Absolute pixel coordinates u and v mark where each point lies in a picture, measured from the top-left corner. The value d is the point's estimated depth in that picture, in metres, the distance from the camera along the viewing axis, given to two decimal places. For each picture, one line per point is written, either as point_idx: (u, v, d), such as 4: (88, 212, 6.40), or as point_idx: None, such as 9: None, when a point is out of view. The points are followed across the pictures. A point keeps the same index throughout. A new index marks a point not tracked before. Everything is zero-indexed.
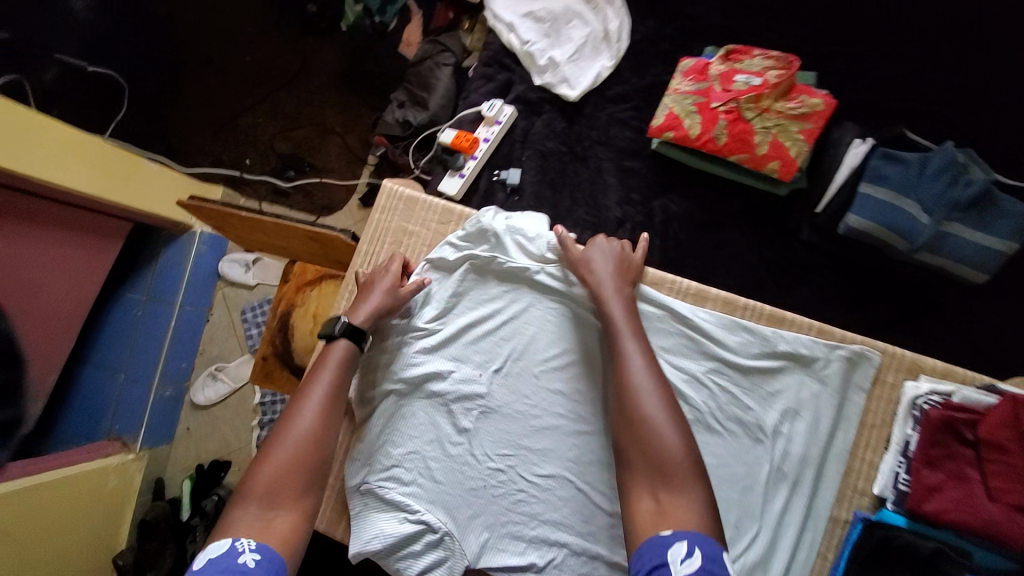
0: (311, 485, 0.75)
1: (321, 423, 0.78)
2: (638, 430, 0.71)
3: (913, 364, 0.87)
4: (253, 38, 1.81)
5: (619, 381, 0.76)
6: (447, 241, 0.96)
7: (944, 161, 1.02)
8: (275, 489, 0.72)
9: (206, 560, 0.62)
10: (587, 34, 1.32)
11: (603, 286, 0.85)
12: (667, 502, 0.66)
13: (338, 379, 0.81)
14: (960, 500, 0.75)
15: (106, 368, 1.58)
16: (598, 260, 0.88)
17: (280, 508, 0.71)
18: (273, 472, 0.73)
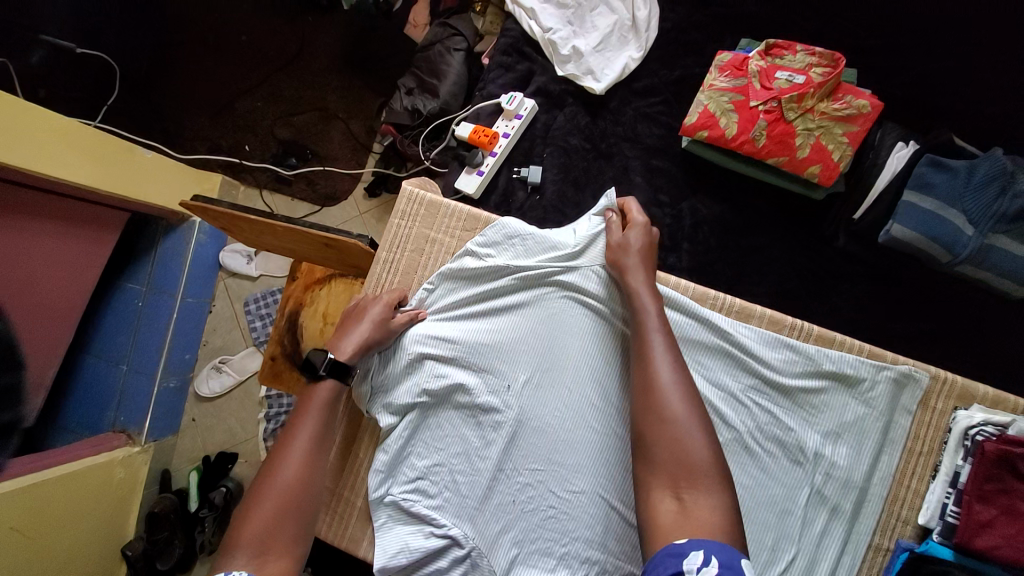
0: (303, 524, 0.69)
1: (309, 462, 0.73)
2: (658, 428, 0.65)
3: (963, 391, 0.83)
4: (252, 18, 1.71)
5: (644, 381, 0.69)
6: (466, 249, 0.90)
7: (991, 170, 0.95)
8: (267, 536, 0.66)
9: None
10: (614, 22, 1.23)
11: (634, 281, 0.79)
12: (686, 499, 0.60)
13: (324, 422, 0.76)
14: (1013, 537, 0.71)
15: (111, 357, 1.51)
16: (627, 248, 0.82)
17: (273, 549, 0.65)
18: (265, 517, 0.67)
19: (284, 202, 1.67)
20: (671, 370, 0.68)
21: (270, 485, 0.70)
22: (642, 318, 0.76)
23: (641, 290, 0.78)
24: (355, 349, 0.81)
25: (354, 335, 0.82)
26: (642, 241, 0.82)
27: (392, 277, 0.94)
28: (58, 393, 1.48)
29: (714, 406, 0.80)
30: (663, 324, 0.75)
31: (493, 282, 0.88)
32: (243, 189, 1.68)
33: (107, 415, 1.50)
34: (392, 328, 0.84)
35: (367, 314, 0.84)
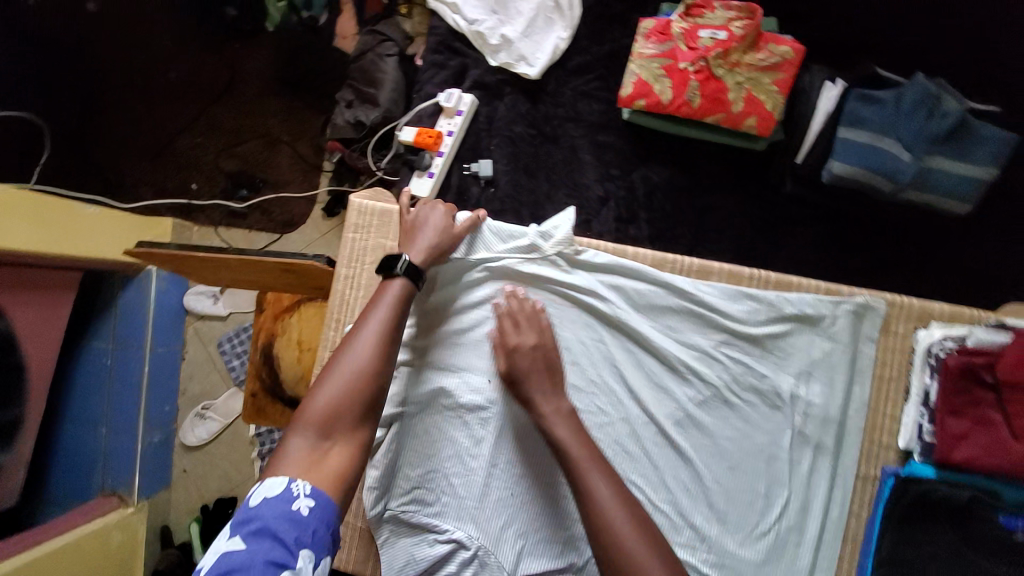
0: (370, 415, 0.67)
1: (381, 354, 0.70)
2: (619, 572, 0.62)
3: (922, 311, 0.86)
4: (175, 52, 1.65)
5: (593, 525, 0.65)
6: None
7: (917, 95, 0.99)
8: (329, 422, 0.64)
9: (262, 499, 0.58)
10: (538, 5, 1.23)
11: (543, 404, 0.75)
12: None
13: (396, 312, 0.73)
14: (987, 446, 0.75)
15: (87, 422, 1.46)
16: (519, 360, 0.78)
17: (336, 439, 0.64)
18: (331, 401, 0.65)
19: (241, 235, 1.64)
20: (620, 511, 0.65)
21: (338, 367, 0.68)
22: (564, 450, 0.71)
23: (552, 419, 0.74)
24: (427, 254, 0.80)
25: (425, 240, 0.81)
26: (535, 362, 0.78)
27: (357, 293, 0.93)
28: (39, 466, 1.43)
29: (688, 366, 0.83)
30: (593, 454, 0.70)
31: (465, 277, 0.88)
32: (197, 228, 1.65)
33: (95, 479, 1.46)
34: (457, 233, 0.84)
35: (435, 222, 0.83)
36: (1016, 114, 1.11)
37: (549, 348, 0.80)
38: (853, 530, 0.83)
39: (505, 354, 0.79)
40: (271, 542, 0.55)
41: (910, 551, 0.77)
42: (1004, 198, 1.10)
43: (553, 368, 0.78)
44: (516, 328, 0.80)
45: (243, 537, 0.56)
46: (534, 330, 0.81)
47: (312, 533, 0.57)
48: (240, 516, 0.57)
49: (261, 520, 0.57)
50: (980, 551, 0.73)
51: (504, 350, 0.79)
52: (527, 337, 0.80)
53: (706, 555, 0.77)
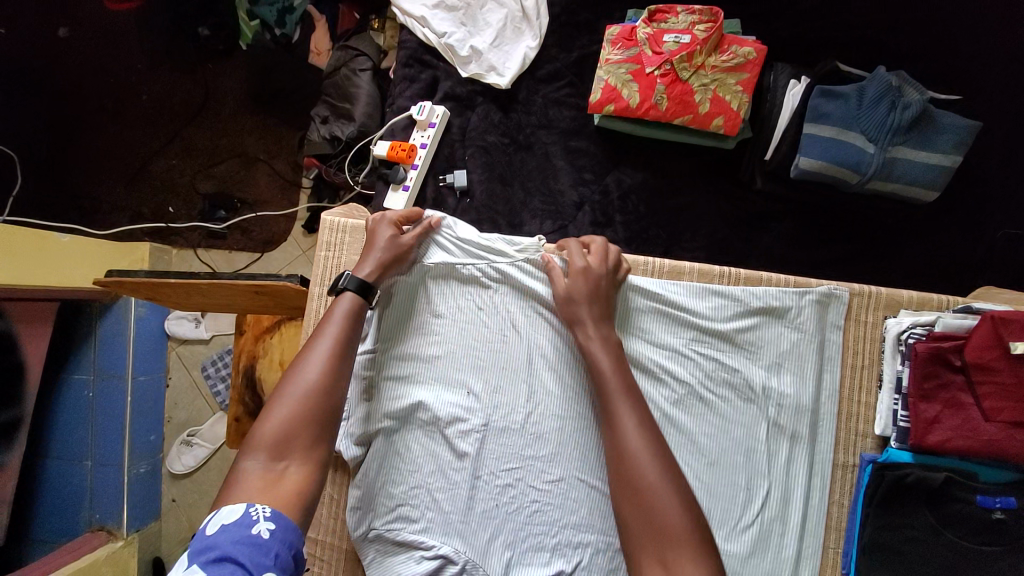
0: (324, 433, 0.67)
1: (331, 368, 0.70)
2: (635, 487, 0.64)
3: (891, 300, 0.87)
4: (147, 76, 1.64)
5: (614, 447, 0.68)
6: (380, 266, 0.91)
7: (879, 88, 1.01)
8: (283, 442, 0.64)
9: (218, 527, 0.55)
10: (505, 15, 1.23)
11: (585, 327, 0.78)
12: (671, 563, 0.59)
13: (345, 332, 0.74)
14: (959, 427, 0.77)
15: (72, 457, 1.43)
16: (575, 285, 0.81)
17: (291, 457, 0.64)
18: (284, 422, 0.65)
19: (222, 255, 1.63)
20: (637, 433, 0.67)
21: (289, 386, 0.68)
22: (602, 377, 0.74)
23: (591, 344, 0.77)
24: (376, 267, 0.81)
25: (373, 255, 0.83)
26: (589, 287, 0.80)
27: None
28: (23, 502, 1.40)
29: (661, 367, 0.83)
30: (623, 383, 0.73)
31: (438, 292, 0.88)
32: (176, 251, 1.63)
33: (81, 514, 1.43)
34: (406, 243, 0.85)
35: (379, 236, 0.84)
36: (974, 103, 1.14)
37: (603, 279, 0.81)
38: (836, 518, 0.84)
39: (569, 276, 0.82)
40: (232, 566, 0.51)
41: (891, 535, 0.79)
42: (968, 183, 1.13)
43: (609, 296, 0.81)
44: (578, 256, 0.82)
45: (199, 565, 0.51)
46: (604, 262, 0.82)
47: (275, 555, 0.54)
48: (195, 546, 0.53)
49: (218, 547, 0.52)
50: (957, 530, 0.77)
51: (569, 274, 0.82)
52: (594, 266, 0.82)
53: None
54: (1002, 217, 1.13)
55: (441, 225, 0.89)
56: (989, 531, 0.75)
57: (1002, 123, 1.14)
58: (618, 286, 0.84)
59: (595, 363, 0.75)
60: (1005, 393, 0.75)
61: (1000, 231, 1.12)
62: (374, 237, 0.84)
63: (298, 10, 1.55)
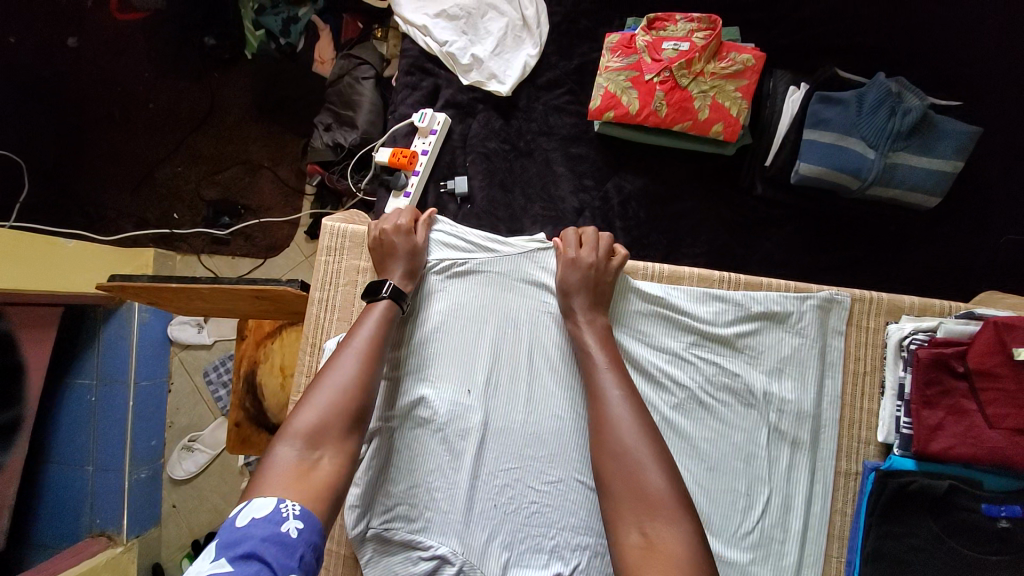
0: (355, 427, 0.69)
1: (365, 368, 0.73)
2: (616, 455, 0.67)
3: (892, 305, 0.86)
4: (154, 85, 1.66)
5: (598, 416, 0.71)
6: None
7: (879, 94, 1.02)
8: (319, 437, 0.66)
9: (249, 519, 0.55)
10: (505, 24, 1.25)
11: (576, 310, 0.81)
12: (650, 532, 0.60)
13: (381, 330, 0.77)
14: (963, 434, 0.76)
15: (74, 462, 1.44)
16: (570, 275, 0.82)
17: (325, 447, 0.65)
18: (321, 414, 0.67)
19: (224, 261, 1.64)
20: (624, 405, 0.70)
21: (324, 381, 0.71)
22: (590, 357, 0.78)
23: (584, 328, 0.80)
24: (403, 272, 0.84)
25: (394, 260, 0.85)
26: (578, 277, 0.81)
27: (332, 316, 0.91)
28: (26, 507, 1.40)
29: (661, 371, 0.82)
30: (610, 362, 0.76)
31: (437, 290, 0.88)
32: (180, 257, 1.64)
33: (82, 519, 1.43)
34: (421, 245, 0.87)
35: (399, 244, 0.86)
36: (974, 108, 1.14)
37: (596, 267, 0.82)
38: (840, 528, 0.82)
39: (563, 265, 0.83)
40: (258, 565, 0.50)
41: (895, 545, 0.78)
42: (970, 188, 1.13)
43: (602, 287, 0.82)
44: (575, 246, 0.84)
45: (227, 559, 0.51)
46: (595, 251, 0.83)
47: (300, 556, 0.53)
48: (225, 537, 0.53)
49: (248, 542, 0.52)
50: (961, 539, 0.76)
51: (561, 264, 0.83)
52: (586, 255, 0.83)
53: None
54: (1006, 223, 1.12)
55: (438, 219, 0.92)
56: (994, 541, 0.75)
57: (1003, 129, 1.13)
58: (613, 278, 0.84)
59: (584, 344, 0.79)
60: (1009, 398, 0.74)
61: (1004, 236, 1.12)
62: (385, 239, 0.85)
63: (302, 19, 1.58)
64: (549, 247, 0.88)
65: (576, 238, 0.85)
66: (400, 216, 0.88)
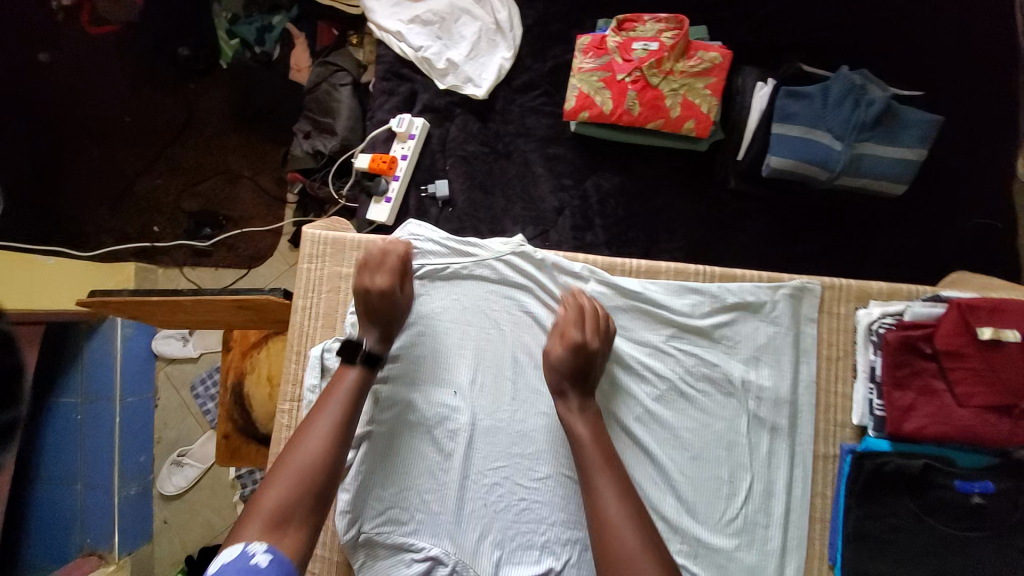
0: (319, 504, 0.71)
1: (331, 446, 0.73)
2: (613, 556, 0.67)
3: (861, 291, 0.87)
4: (131, 99, 1.65)
5: (594, 515, 0.70)
6: None
7: (842, 87, 1.06)
8: (281, 519, 0.67)
9: (217, 566, 0.62)
10: (479, 28, 1.27)
11: (568, 398, 0.79)
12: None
13: (349, 408, 0.77)
14: (934, 414, 0.76)
15: (62, 479, 1.40)
16: (564, 357, 0.79)
17: (291, 526, 0.68)
18: (283, 495, 0.69)
19: (207, 273, 1.63)
20: (620, 504, 0.70)
21: (287, 462, 0.72)
22: (582, 448, 0.75)
23: (568, 417, 0.78)
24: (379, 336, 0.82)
25: (373, 325, 0.83)
26: (575, 363, 0.78)
27: (315, 324, 0.92)
28: None
29: (640, 362, 0.85)
30: (602, 451, 0.74)
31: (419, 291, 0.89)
32: (162, 270, 1.63)
33: (72, 539, 1.40)
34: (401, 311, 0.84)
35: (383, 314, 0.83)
36: (935, 98, 1.18)
37: (599, 355, 0.80)
38: (820, 509, 0.83)
39: (559, 344, 0.80)
40: None
41: (875, 525, 0.78)
42: (934, 176, 1.17)
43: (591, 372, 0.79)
44: (575, 325, 0.80)
45: None
46: (600, 337, 0.81)
47: None
48: None
49: None
50: (939, 517, 0.77)
51: (561, 343, 0.80)
52: (585, 335, 0.80)
53: (679, 546, 0.79)
54: (971, 207, 1.16)
55: (414, 222, 0.91)
56: (970, 517, 0.76)
57: (962, 117, 1.18)
58: (604, 352, 0.82)
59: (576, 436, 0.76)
60: (977, 377, 0.75)
61: (970, 220, 1.16)
62: (371, 307, 0.82)
63: (277, 28, 1.60)
64: (524, 249, 0.88)
65: (575, 314, 0.81)
66: (381, 279, 0.83)
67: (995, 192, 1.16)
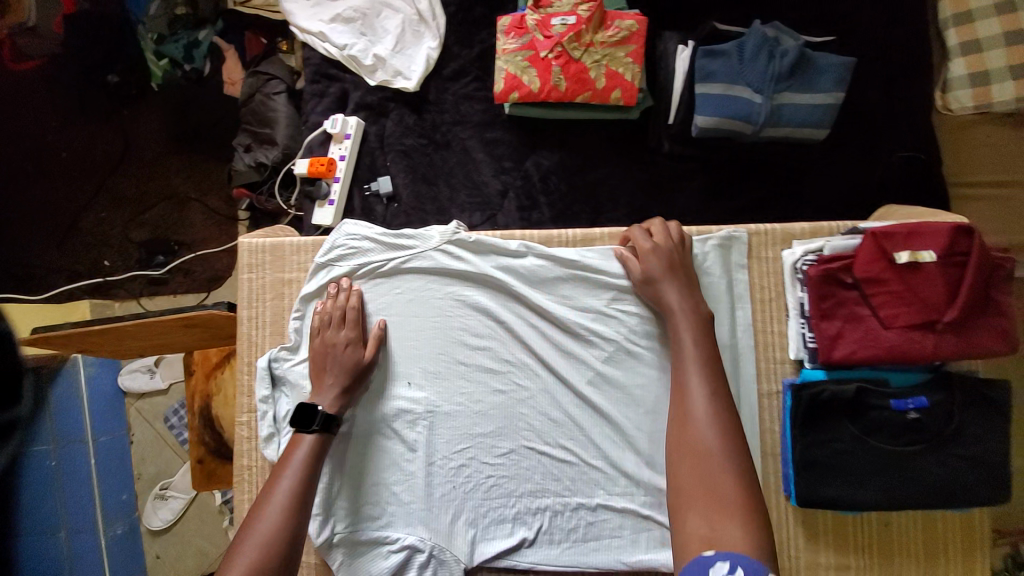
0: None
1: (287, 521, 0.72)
2: (689, 448, 0.70)
3: (785, 234, 0.91)
4: (63, 132, 1.60)
5: (680, 412, 0.73)
6: (320, 265, 0.90)
7: (756, 42, 1.09)
8: None
9: None
10: (401, 20, 1.26)
11: (666, 296, 0.81)
12: (716, 523, 0.63)
13: (306, 476, 0.76)
14: (862, 339, 0.80)
15: (42, 529, 1.36)
16: (650, 260, 0.83)
17: None
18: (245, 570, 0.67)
19: (167, 301, 1.60)
20: (706, 403, 0.72)
21: (253, 532, 0.71)
22: (679, 345, 0.78)
23: (678, 308, 0.80)
24: (338, 394, 0.83)
25: (336, 381, 0.83)
26: (664, 262, 0.82)
27: (264, 332, 0.92)
28: None
29: (586, 330, 0.86)
30: (703, 352, 0.76)
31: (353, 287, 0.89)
32: (119, 304, 1.59)
33: None
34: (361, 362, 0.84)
35: (343, 364, 0.83)
36: (845, 44, 1.24)
37: (678, 251, 0.84)
38: (771, 444, 0.87)
39: (641, 258, 0.84)
40: None
41: (820, 451, 0.81)
42: (854, 118, 1.22)
43: (685, 267, 0.83)
44: (644, 236, 0.85)
45: None
46: (670, 236, 0.85)
47: None
48: None
49: None
50: (878, 436, 0.80)
51: (639, 253, 0.84)
52: (659, 240, 0.84)
53: (643, 499, 0.82)
54: (893, 143, 1.21)
55: (349, 221, 0.92)
56: (907, 432, 0.80)
57: (873, 59, 1.23)
58: (688, 253, 0.85)
59: (679, 344, 0.78)
60: (897, 300, 0.79)
61: (895, 154, 1.20)
62: (330, 358, 0.84)
63: (204, 43, 1.55)
64: (459, 235, 0.90)
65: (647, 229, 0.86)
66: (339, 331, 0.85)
67: (917, 125, 1.21)
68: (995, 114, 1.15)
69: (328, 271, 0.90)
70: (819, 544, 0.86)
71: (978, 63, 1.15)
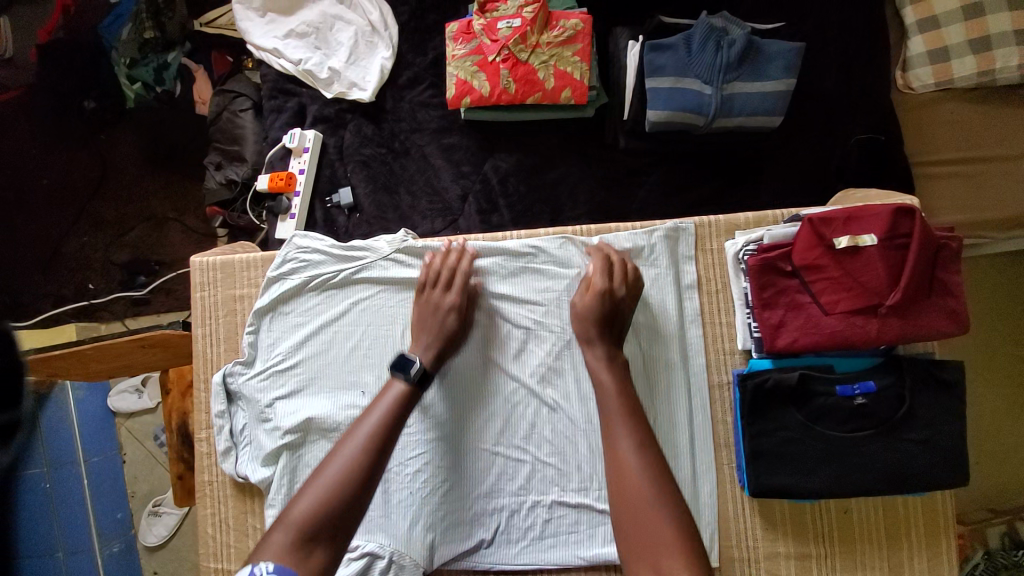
0: (345, 524, 0.65)
1: (365, 458, 0.69)
2: (624, 502, 0.67)
3: (729, 224, 0.91)
4: (43, 161, 1.62)
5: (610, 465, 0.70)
6: (270, 278, 0.90)
7: (703, 34, 1.09)
8: (310, 526, 0.64)
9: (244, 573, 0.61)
10: (354, 32, 1.27)
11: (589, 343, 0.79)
12: None
13: (388, 422, 0.72)
14: (803, 326, 0.80)
15: (42, 551, 1.31)
16: (582, 304, 0.82)
17: (320, 538, 0.63)
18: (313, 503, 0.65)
19: (150, 321, 1.60)
20: (631, 455, 0.69)
21: (328, 465, 0.68)
22: (605, 396, 0.75)
23: (595, 366, 0.78)
24: (438, 353, 0.82)
25: (433, 342, 0.82)
26: (603, 309, 0.81)
27: (219, 349, 0.93)
28: None
29: (536, 326, 0.87)
30: (624, 406, 0.73)
31: (304, 299, 0.90)
32: (105, 327, 1.61)
33: None
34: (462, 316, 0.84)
35: (444, 321, 0.83)
36: (796, 30, 1.24)
37: (622, 304, 0.83)
38: (725, 435, 0.87)
39: (584, 296, 0.83)
40: None
41: (771, 440, 0.81)
42: (811, 104, 1.22)
43: (615, 318, 0.82)
44: (601, 275, 0.83)
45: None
46: (628, 288, 0.84)
47: None
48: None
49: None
50: (826, 423, 0.80)
51: (585, 290, 0.84)
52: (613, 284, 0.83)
53: (598, 493, 0.83)
54: (852, 126, 1.21)
55: (296, 235, 0.92)
56: (855, 417, 0.80)
57: (825, 44, 1.23)
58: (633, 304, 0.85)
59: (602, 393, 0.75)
60: (837, 285, 0.79)
61: (853, 137, 1.20)
62: (438, 317, 0.83)
63: (173, 65, 1.55)
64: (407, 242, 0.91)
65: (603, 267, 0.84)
66: (447, 292, 0.84)
67: (877, 106, 1.19)
68: (961, 90, 1.13)
69: (279, 285, 0.90)
70: (779, 534, 0.86)
71: (936, 40, 1.12)
